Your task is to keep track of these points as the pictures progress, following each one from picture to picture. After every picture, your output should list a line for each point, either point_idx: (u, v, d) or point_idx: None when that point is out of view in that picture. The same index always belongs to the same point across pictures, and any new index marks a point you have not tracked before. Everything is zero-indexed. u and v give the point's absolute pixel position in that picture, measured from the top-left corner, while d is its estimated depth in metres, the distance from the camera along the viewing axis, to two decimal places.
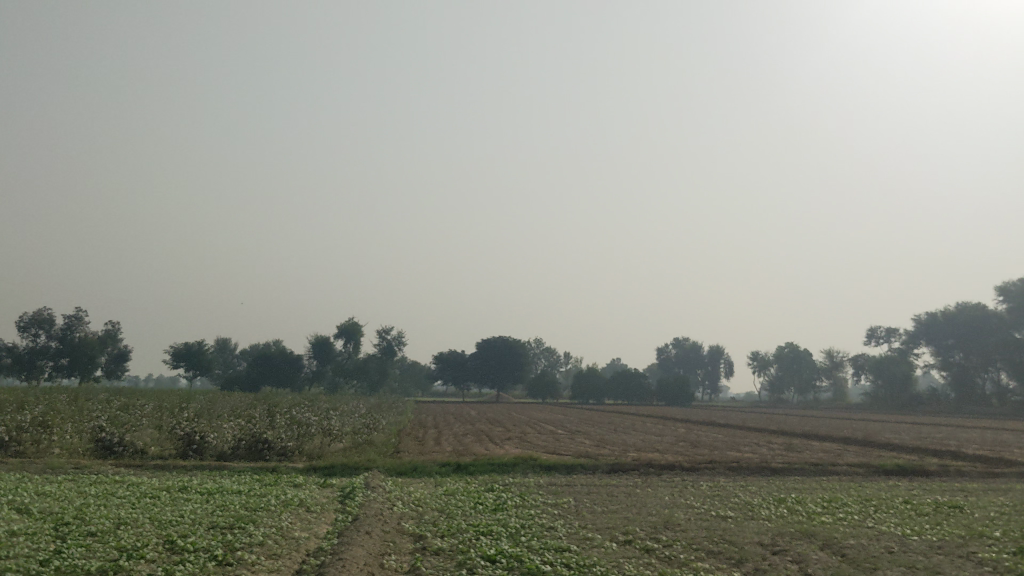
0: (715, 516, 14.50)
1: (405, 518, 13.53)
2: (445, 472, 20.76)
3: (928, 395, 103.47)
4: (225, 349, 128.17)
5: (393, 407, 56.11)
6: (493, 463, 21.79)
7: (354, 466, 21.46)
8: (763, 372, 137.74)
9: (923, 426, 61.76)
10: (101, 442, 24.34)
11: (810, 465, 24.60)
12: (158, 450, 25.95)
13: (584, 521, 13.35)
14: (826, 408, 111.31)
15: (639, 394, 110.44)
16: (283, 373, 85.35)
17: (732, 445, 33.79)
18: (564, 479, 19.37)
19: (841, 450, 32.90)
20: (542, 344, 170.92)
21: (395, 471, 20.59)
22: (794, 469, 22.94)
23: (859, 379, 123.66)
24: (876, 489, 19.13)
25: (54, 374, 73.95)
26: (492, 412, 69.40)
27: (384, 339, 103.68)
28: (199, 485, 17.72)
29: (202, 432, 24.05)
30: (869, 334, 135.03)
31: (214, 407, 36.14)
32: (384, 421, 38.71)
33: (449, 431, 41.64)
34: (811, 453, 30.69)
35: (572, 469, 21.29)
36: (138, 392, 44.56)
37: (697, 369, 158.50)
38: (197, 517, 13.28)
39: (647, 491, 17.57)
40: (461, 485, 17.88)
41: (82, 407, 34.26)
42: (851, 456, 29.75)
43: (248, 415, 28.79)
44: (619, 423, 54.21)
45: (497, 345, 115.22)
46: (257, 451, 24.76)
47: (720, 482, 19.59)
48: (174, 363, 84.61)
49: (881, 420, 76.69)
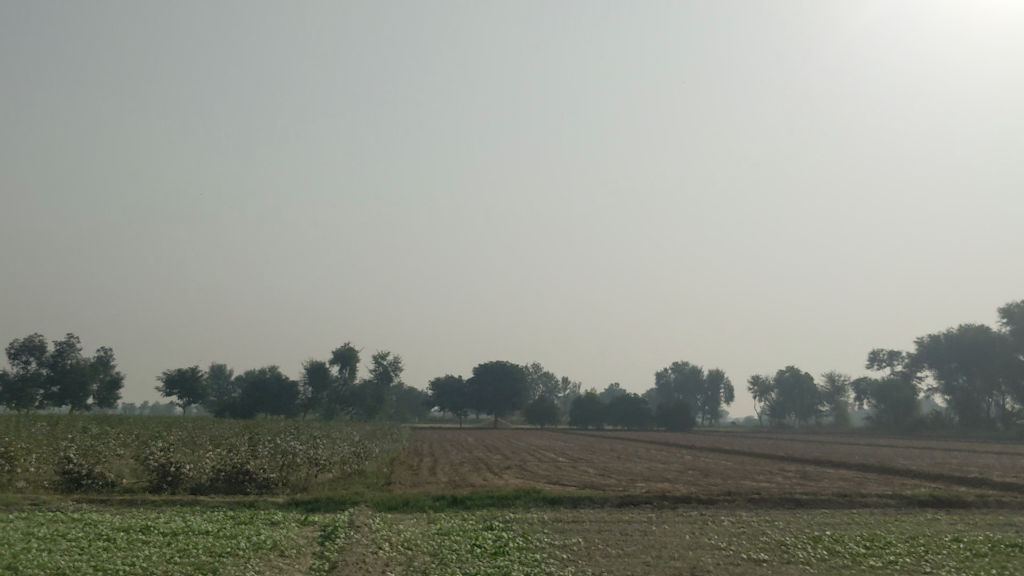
0: (747, 560, 12.75)
1: (391, 565, 11.74)
2: (440, 506, 18.95)
3: (933, 419, 101.57)
4: (219, 375, 126.36)
5: (388, 434, 54.23)
6: (492, 496, 19.86)
7: (339, 500, 19.57)
8: (763, 397, 135.71)
9: (935, 451, 59.78)
10: (67, 474, 22.37)
11: (834, 496, 22.75)
12: (131, 482, 24.03)
13: (600, 568, 11.55)
14: (828, 433, 109.49)
15: (639, 419, 108.38)
16: (277, 400, 83.23)
17: (744, 474, 31.84)
18: (571, 513, 17.57)
19: (860, 478, 30.99)
20: (540, 369, 168.83)
21: (384, 505, 18.78)
22: (821, 500, 21.08)
23: (861, 403, 121.76)
24: (916, 524, 17.34)
25: (45, 402, 72.11)
26: (490, 439, 67.62)
27: (379, 364, 101.81)
28: (165, 524, 15.81)
29: (179, 462, 22.27)
30: (871, 357, 133.52)
31: (200, 435, 34.23)
32: (376, 449, 36.79)
33: (446, 459, 39.69)
34: (830, 482, 28.87)
35: (578, 502, 19.48)
36: (123, 419, 42.74)
37: (696, 395, 156.64)
38: (151, 566, 11.49)
39: (663, 529, 15.75)
40: (456, 523, 16.02)
41: (56, 435, 32.31)
42: (874, 485, 27.99)
43: (230, 444, 26.95)
44: (621, 450, 52.40)
45: (495, 371, 113.00)
46: (238, 483, 22.88)
47: (744, 517, 17.73)
48: (166, 390, 82.54)
49: (888, 445, 74.63)
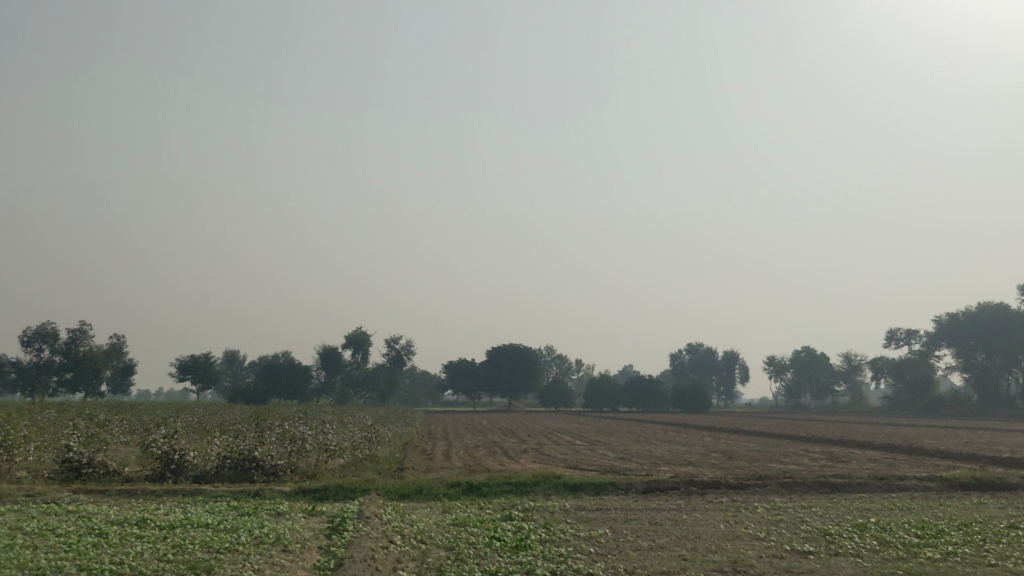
0: (792, 551, 11.67)
1: (402, 562, 10.70)
2: (455, 493, 17.95)
3: (951, 397, 100.02)
4: (234, 361, 126.15)
5: (402, 418, 53.50)
6: (510, 483, 18.81)
7: (349, 488, 18.56)
8: (778, 377, 134.20)
9: (960, 431, 58.49)
10: (68, 464, 21.42)
11: (870, 479, 21.58)
12: (133, 471, 23.12)
13: (632, 564, 10.49)
14: (845, 413, 108.07)
15: (655, 401, 107.21)
16: (291, 385, 82.64)
17: (768, 456, 30.72)
18: (595, 501, 16.53)
19: (891, 459, 29.77)
20: (553, 351, 167.83)
21: (396, 493, 17.80)
22: (856, 484, 19.91)
23: (879, 381, 120.25)
24: (963, 509, 16.19)
25: (58, 390, 71.66)
26: (505, 422, 66.84)
27: (393, 348, 101.20)
28: (163, 517, 14.79)
29: (183, 450, 21.39)
30: (888, 336, 131.91)
31: (208, 420, 33.32)
32: (389, 433, 35.91)
33: (460, 443, 38.82)
34: (860, 464, 27.73)
35: (600, 489, 18.45)
36: (132, 405, 42.13)
37: (711, 375, 155.39)
38: (142, 566, 10.50)
39: (696, 517, 14.69)
40: (474, 512, 15.01)
41: (63, 423, 31.53)
42: (906, 466, 26.78)
43: (237, 430, 26.02)
44: (639, 432, 51.45)
45: (509, 353, 111.87)
46: (244, 471, 21.92)
47: (778, 504, 16.64)
48: (180, 376, 81.99)
49: (909, 424, 73.23)
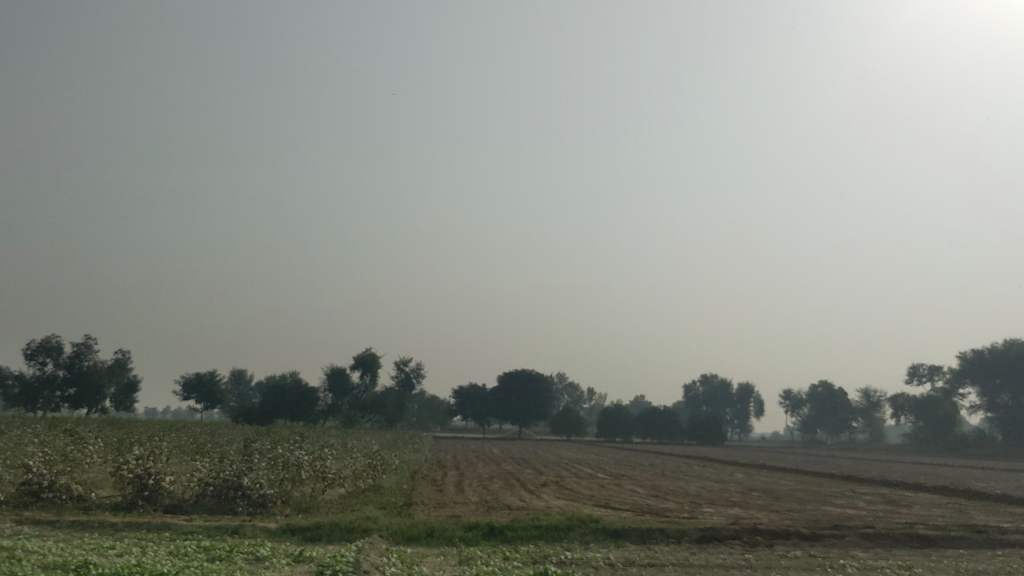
0: None
1: None
2: (471, 537, 15.00)
3: (975, 437, 95.68)
4: (241, 380, 123.40)
5: (409, 443, 50.67)
6: (539, 525, 15.78)
7: (346, 527, 15.56)
8: (794, 412, 130.06)
9: (996, 472, 54.88)
10: (26, 486, 18.55)
11: (959, 530, 18.26)
12: (103, 496, 20.17)
13: None
14: (866, 450, 103.75)
15: (669, 432, 103.47)
16: (298, 407, 79.75)
17: (816, 496, 27.56)
18: (646, 553, 13.53)
19: (957, 504, 26.59)
20: (564, 379, 164.37)
21: (402, 535, 14.82)
22: (948, 535, 16.68)
23: (899, 418, 116.06)
24: None
25: (61, 405, 68.79)
26: (517, 449, 63.62)
27: (402, 371, 98.15)
28: (112, 562, 11.76)
29: (160, 474, 18.51)
30: (909, 372, 127.88)
31: (201, 440, 30.36)
32: (396, 461, 32.91)
33: (472, 472, 35.70)
34: (926, 508, 24.56)
35: (647, 535, 15.46)
36: (127, 421, 39.38)
37: (725, 408, 151.61)
38: None
39: None
40: (499, 566, 12.02)
41: (36, 439, 28.61)
42: (980, 514, 23.53)
43: (222, 453, 23.03)
44: (660, 465, 48.26)
45: (520, 379, 108.68)
46: (228, 501, 19.02)
47: (871, 562, 13.56)
48: (185, 394, 79.22)
49: (938, 464, 69.28)
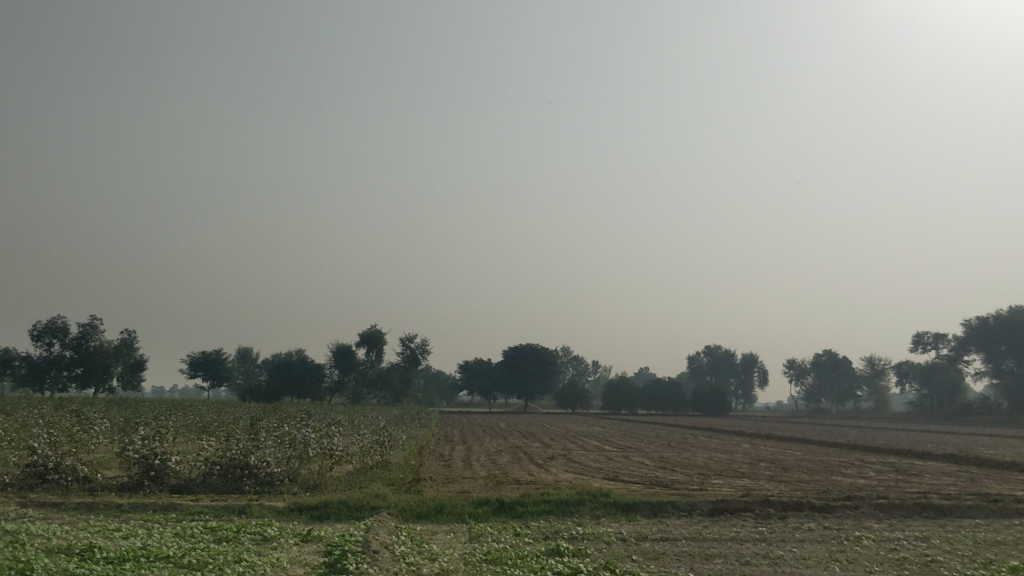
0: None
1: None
2: (481, 513, 14.85)
3: (979, 404, 95.75)
4: (247, 358, 123.57)
5: (416, 418, 50.69)
6: (549, 500, 15.61)
7: (354, 505, 15.42)
8: (799, 381, 130.18)
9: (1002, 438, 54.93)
10: (31, 468, 18.44)
11: (972, 498, 18.08)
12: (109, 477, 20.07)
13: None
14: (870, 419, 103.90)
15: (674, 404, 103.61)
16: (304, 383, 79.86)
17: (825, 466, 27.43)
18: (658, 527, 13.34)
19: (968, 472, 26.46)
20: (569, 352, 164.53)
21: (411, 512, 14.67)
22: (963, 505, 16.50)
23: (903, 386, 116.16)
24: None
25: (68, 384, 68.90)
26: (522, 423, 63.75)
27: (407, 347, 98.15)
28: (118, 544, 11.60)
29: (165, 454, 18.37)
30: (914, 340, 127.76)
31: (207, 418, 30.27)
32: (403, 437, 32.84)
33: (479, 447, 35.66)
34: (936, 477, 24.41)
35: (658, 509, 15.31)
36: (133, 400, 39.33)
37: (729, 378, 151.77)
38: None
39: (794, 554, 11.47)
40: (510, 542, 11.84)
41: (42, 419, 28.54)
42: (991, 481, 23.39)
43: (228, 432, 22.90)
44: (667, 437, 48.26)
45: (525, 353, 108.72)
46: (234, 480, 18.91)
47: (887, 534, 13.37)
48: (191, 372, 79.31)
49: (943, 432, 69.43)
